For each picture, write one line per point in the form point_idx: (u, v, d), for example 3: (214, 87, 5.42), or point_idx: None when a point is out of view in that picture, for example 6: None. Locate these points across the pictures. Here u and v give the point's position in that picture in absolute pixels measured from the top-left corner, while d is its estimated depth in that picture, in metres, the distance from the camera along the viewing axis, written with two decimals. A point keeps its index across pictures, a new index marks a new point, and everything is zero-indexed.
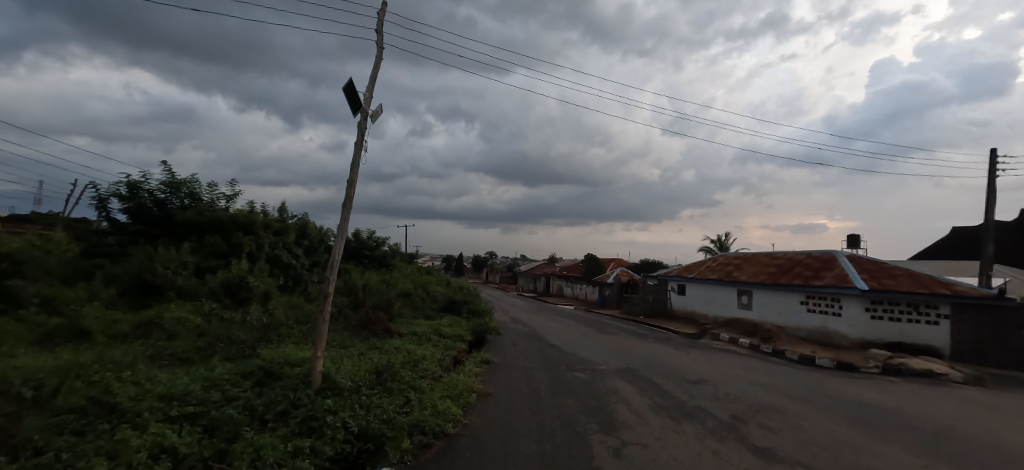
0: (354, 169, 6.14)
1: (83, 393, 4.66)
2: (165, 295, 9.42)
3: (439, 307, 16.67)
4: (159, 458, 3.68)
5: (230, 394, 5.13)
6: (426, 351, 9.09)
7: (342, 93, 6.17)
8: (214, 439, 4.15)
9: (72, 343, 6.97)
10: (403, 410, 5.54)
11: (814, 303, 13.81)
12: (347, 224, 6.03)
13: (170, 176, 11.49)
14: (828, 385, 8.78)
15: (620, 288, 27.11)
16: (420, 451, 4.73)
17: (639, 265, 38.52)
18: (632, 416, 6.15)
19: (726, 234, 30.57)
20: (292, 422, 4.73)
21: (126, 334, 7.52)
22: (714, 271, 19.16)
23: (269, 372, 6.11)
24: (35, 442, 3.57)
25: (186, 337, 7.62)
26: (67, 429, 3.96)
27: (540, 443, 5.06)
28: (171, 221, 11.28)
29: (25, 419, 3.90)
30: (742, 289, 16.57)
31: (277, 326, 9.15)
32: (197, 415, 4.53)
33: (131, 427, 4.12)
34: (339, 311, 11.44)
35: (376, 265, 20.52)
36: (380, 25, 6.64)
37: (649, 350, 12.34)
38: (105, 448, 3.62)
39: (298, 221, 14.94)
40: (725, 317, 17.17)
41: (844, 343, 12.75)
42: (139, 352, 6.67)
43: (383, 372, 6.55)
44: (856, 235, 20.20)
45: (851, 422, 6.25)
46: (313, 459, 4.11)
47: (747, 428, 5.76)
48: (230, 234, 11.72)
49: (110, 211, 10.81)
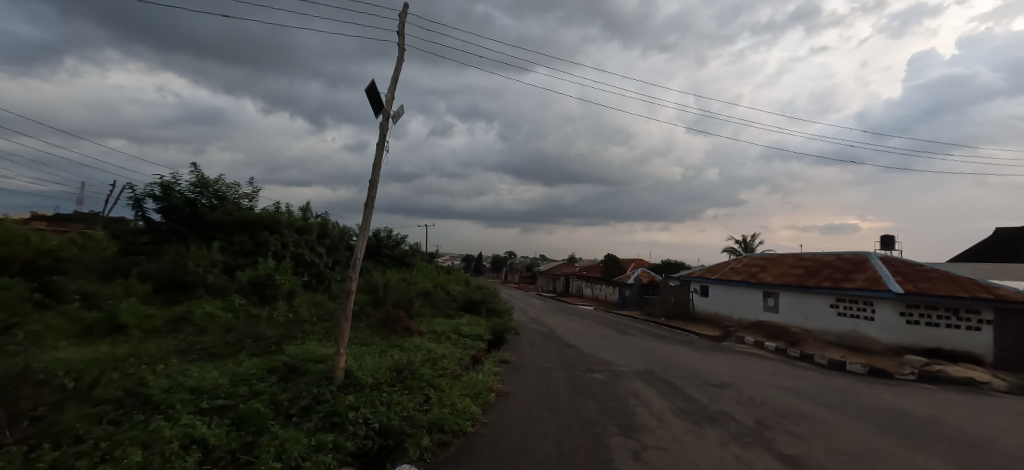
0: (375, 169, 6.25)
1: (121, 385, 4.88)
2: (196, 292, 9.79)
3: (458, 306, 16.80)
4: (190, 449, 3.83)
5: (256, 389, 5.29)
6: (446, 349, 9.18)
7: (365, 95, 6.30)
8: (242, 431, 4.28)
9: (110, 337, 7.30)
10: (422, 408, 5.61)
11: (845, 307, 13.34)
12: (369, 222, 6.14)
13: (199, 176, 11.89)
14: (857, 391, 8.49)
15: (640, 289, 26.71)
16: (439, 449, 4.77)
17: (661, 265, 37.98)
18: (651, 419, 6.08)
19: (751, 235, 29.94)
20: (315, 417, 4.85)
21: (160, 329, 7.83)
22: (738, 272, 18.75)
23: (293, 368, 6.27)
24: (75, 431, 3.76)
25: (215, 332, 7.90)
26: (105, 418, 4.15)
27: (558, 444, 5.03)
28: (200, 220, 11.70)
29: (67, 408, 4.12)
30: (768, 291, 16.16)
31: (301, 323, 9.36)
32: (225, 408, 4.69)
33: (164, 418, 4.29)
34: (360, 309, 11.70)
35: (396, 264, 20.80)
36: (401, 27, 6.73)
37: (670, 352, 12.18)
38: (140, 437, 3.78)
39: (319, 220, 15.21)
40: (750, 320, 16.80)
41: (876, 348, 12.29)
42: (172, 346, 6.94)
43: (403, 369, 6.66)
44: (889, 236, 19.47)
45: (883, 431, 6.03)
46: (335, 454, 4.20)
47: (772, 434, 5.62)
48: (257, 232, 12.15)
49: (145, 211, 11.26)
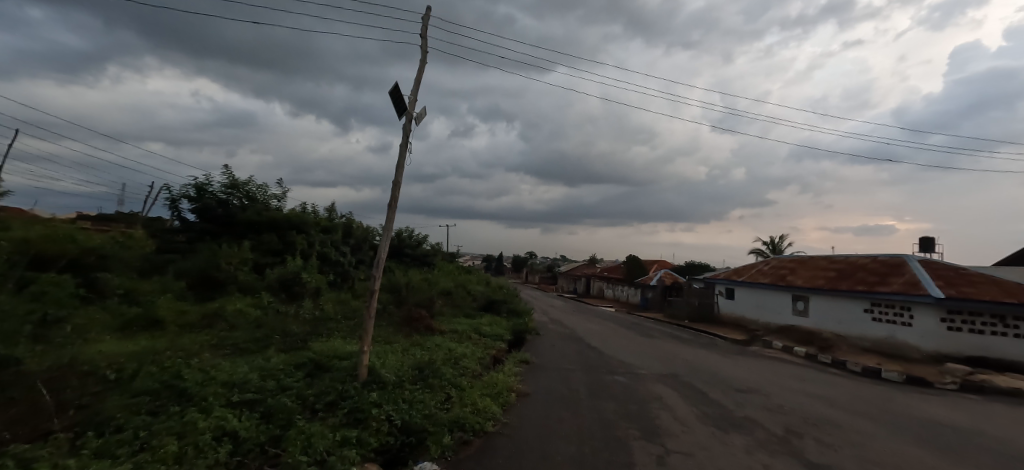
0: (399, 170, 6.35)
1: (158, 377, 5.11)
2: (227, 289, 10.15)
3: (479, 306, 16.91)
4: (222, 440, 3.99)
5: (283, 384, 5.45)
6: (466, 349, 9.26)
7: (389, 97, 6.42)
8: (270, 425, 4.42)
9: (148, 331, 7.64)
10: (444, 406, 5.68)
11: (880, 312, 12.85)
12: (392, 223, 6.24)
13: (230, 177, 12.32)
14: (891, 400, 8.16)
15: (663, 290, 26.30)
16: (460, 448, 4.83)
17: (684, 267, 37.30)
18: (674, 424, 6.00)
19: (779, 237, 29.12)
20: (340, 413, 4.96)
21: (194, 324, 8.15)
22: (766, 275, 18.26)
23: (319, 364, 6.44)
24: (117, 420, 3.96)
25: (245, 328, 8.18)
26: (144, 409, 4.35)
27: (579, 446, 5.01)
28: (232, 220, 12.12)
29: (109, 398, 4.35)
30: (797, 294, 15.70)
31: (327, 321, 9.59)
32: (255, 401, 4.86)
33: (198, 410, 4.47)
34: (383, 307, 11.90)
35: (418, 264, 21.06)
36: (423, 30, 6.83)
37: (693, 355, 11.97)
38: (176, 428, 3.95)
39: (344, 220, 15.53)
40: (778, 324, 16.34)
41: (913, 355, 11.78)
42: (205, 341, 7.22)
43: (425, 368, 6.75)
44: (927, 238, 18.64)
45: (920, 442, 5.79)
46: (359, 449, 4.30)
47: (801, 442, 5.47)
48: (285, 232, 12.50)
49: (180, 211, 11.74)
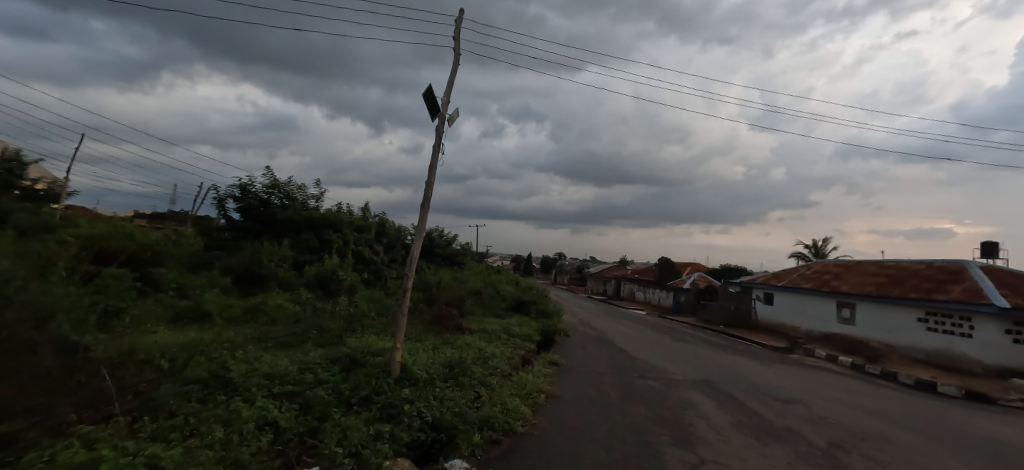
0: (432, 170, 6.46)
1: (206, 367, 5.39)
2: (268, 285, 10.58)
3: (508, 306, 16.97)
4: (264, 429, 4.16)
5: (321, 377, 5.64)
6: (496, 348, 9.30)
7: (423, 99, 6.54)
8: (308, 416, 4.58)
9: (197, 323, 8.07)
10: (473, 405, 5.73)
11: (936, 321, 12.06)
12: (425, 222, 6.35)
13: (272, 178, 12.89)
14: (948, 416, 7.65)
15: (697, 294, 25.60)
16: (489, 447, 4.85)
17: (719, 270, 36.19)
18: (709, 432, 5.83)
19: (822, 240, 27.82)
20: (373, 408, 5.08)
21: (238, 317, 8.56)
22: (808, 280, 17.48)
23: (354, 359, 6.62)
24: (170, 406, 4.20)
25: (285, 323, 8.51)
26: (193, 396, 4.60)
27: (609, 451, 4.94)
28: (273, 219, 12.65)
29: (163, 386, 4.62)
30: (843, 301, 14.95)
31: (361, 317, 9.85)
32: (294, 393, 5.04)
33: (242, 400, 4.68)
34: (414, 306, 12.11)
35: (448, 263, 21.34)
36: (457, 32, 6.92)
37: (729, 361, 11.59)
38: (222, 416, 4.15)
39: (378, 220, 15.91)
40: (822, 331, 15.60)
41: (972, 369, 11.00)
42: (248, 334, 7.56)
43: (455, 366, 6.83)
44: (990, 243, 17.36)
45: (982, 462, 5.39)
46: (391, 444, 4.38)
47: (848, 457, 5.20)
48: (322, 231, 12.92)
49: (226, 210, 12.37)
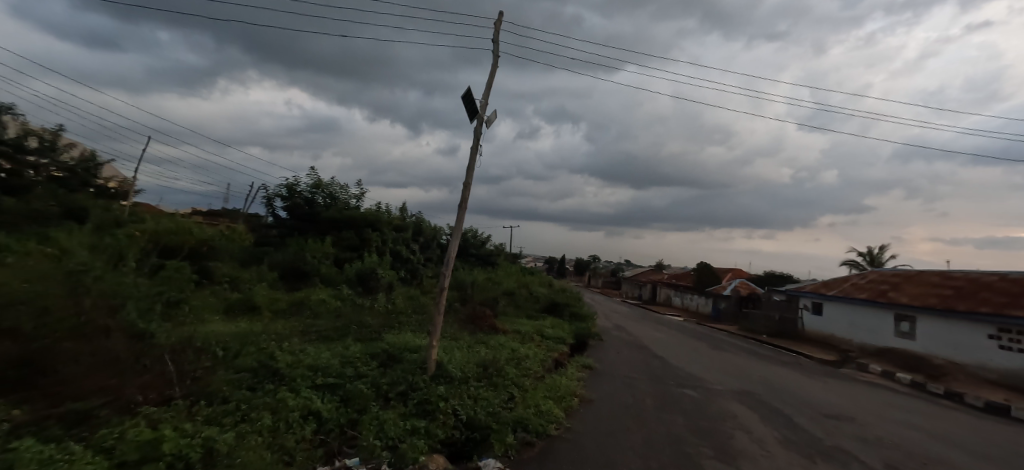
0: (469, 171, 6.53)
1: (256, 357, 5.67)
2: (312, 280, 11.02)
3: (541, 308, 16.93)
4: (308, 419, 4.33)
5: (360, 371, 5.81)
6: (529, 350, 9.30)
7: (462, 101, 6.64)
8: (348, 408, 4.73)
9: (247, 315, 8.53)
10: (507, 405, 5.75)
11: (1010, 339, 11.08)
12: (462, 223, 6.44)
13: (316, 178, 13.43)
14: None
15: (738, 301, 24.62)
16: (522, 448, 4.86)
17: (763, 277, 34.65)
18: (752, 445, 5.59)
19: (877, 247, 26.13)
20: (410, 403, 5.19)
21: (285, 310, 8.97)
22: (862, 290, 16.46)
23: (391, 355, 6.79)
24: (222, 392, 4.45)
25: (327, 317, 8.85)
26: (244, 384, 4.85)
27: (645, 460, 4.84)
28: (317, 218, 13.18)
29: (217, 372, 4.90)
30: (901, 314, 13.98)
31: (398, 314, 10.09)
32: (335, 386, 5.22)
33: (288, 390, 4.89)
34: (449, 304, 12.30)
35: (482, 263, 21.53)
36: (496, 35, 6.98)
37: (773, 372, 11.09)
38: (270, 404, 4.35)
39: (415, 220, 16.26)
40: (876, 345, 14.65)
41: None
42: (294, 327, 7.91)
43: (489, 366, 6.88)
44: None
45: None
46: (427, 440, 4.46)
47: None
48: (362, 229, 13.34)
49: (274, 208, 12.99)
